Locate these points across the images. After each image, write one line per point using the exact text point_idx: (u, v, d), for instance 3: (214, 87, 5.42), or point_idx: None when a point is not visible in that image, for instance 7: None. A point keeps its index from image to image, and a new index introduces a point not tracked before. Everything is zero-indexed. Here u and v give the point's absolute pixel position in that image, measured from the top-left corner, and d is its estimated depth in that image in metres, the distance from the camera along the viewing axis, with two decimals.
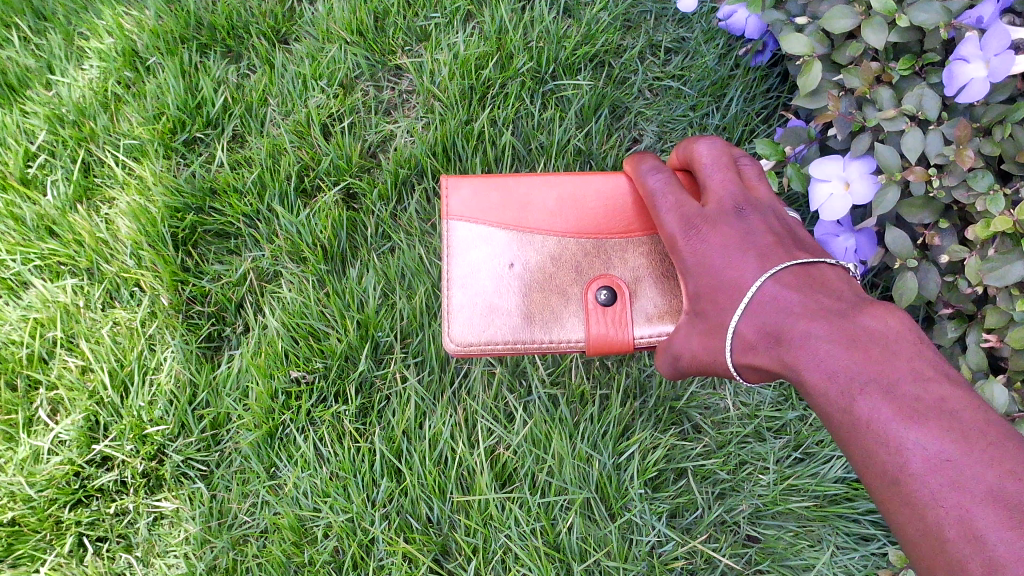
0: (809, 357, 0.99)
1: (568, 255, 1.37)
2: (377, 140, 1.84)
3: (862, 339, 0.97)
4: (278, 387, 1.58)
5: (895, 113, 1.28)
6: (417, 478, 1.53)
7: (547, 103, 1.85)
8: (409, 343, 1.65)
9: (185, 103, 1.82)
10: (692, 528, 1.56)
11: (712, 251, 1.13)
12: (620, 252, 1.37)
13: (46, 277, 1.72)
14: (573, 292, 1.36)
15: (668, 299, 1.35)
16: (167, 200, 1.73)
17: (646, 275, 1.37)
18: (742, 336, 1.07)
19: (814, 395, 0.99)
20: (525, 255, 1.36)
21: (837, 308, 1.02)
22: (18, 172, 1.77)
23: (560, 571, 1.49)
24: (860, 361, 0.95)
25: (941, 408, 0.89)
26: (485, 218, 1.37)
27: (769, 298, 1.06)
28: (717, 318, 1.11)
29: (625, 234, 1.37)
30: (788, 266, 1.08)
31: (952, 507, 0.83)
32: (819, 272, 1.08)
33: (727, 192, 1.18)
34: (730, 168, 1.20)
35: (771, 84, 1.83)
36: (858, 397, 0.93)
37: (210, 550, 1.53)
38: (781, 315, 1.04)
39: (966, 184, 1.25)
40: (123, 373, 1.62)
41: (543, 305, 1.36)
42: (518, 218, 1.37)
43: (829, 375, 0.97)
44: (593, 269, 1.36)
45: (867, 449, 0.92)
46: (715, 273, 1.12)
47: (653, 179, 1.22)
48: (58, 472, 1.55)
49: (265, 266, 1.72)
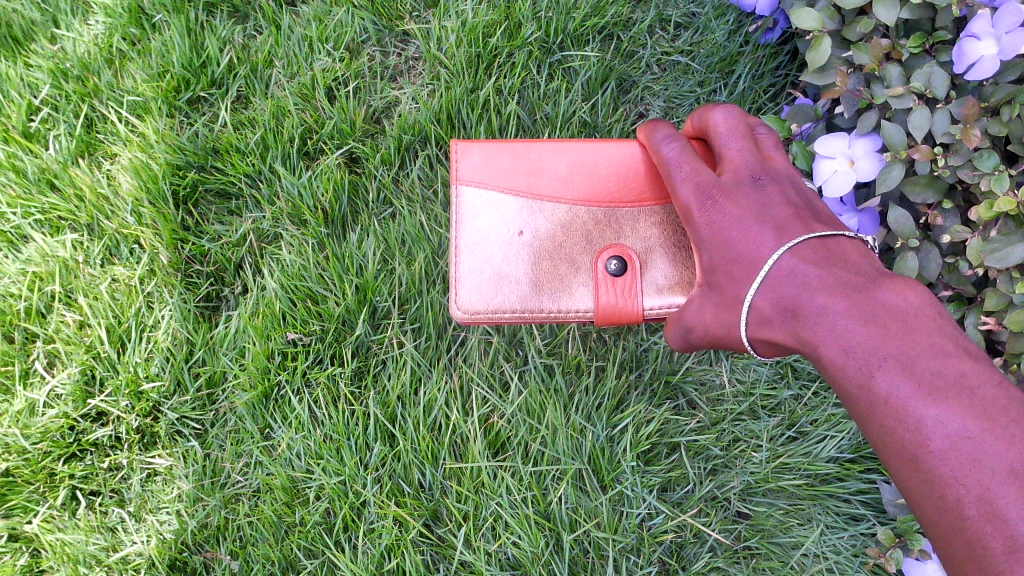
0: (826, 333, 0.98)
1: (578, 223, 1.36)
2: (381, 105, 1.83)
3: (881, 315, 0.95)
4: (275, 347, 1.58)
5: (903, 90, 1.27)
6: (410, 444, 1.52)
7: (554, 73, 1.84)
8: (407, 310, 1.64)
9: (190, 61, 1.81)
10: (683, 503, 1.55)
11: (727, 223, 1.11)
12: (631, 222, 1.36)
13: (46, 231, 1.73)
14: (583, 261, 1.35)
15: (679, 272, 1.35)
16: (170, 157, 1.73)
17: (657, 246, 1.36)
18: (758, 310, 1.06)
19: (831, 372, 0.98)
20: (535, 223, 1.36)
21: (855, 282, 1.00)
22: (21, 126, 1.78)
23: (550, 540, 1.48)
24: (879, 337, 0.94)
25: (961, 385, 0.88)
26: (495, 183, 1.36)
27: (786, 271, 1.04)
28: (732, 291, 1.09)
29: (637, 204, 1.36)
30: (805, 239, 1.06)
31: (973, 485, 0.84)
32: (836, 244, 1.06)
33: (743, 163, 1.16)
34: (746, 138, 1.18)
35: (780, 62, 1.81)
36: (878, 373, 0.92)
37: (202, 508, 1.53)
38: (798, 287, 1.02)
39: (971, 165, 1.24)
40: (121, 330, 1.63)
41: (551, 274, 1.35)
42: (530, 186, 1.36)
43: (847, 352, 0.95)
44: (604, 238, 1.36)
45: (886, 425, 0.91)
46: (730, 245, 1.10)
47: (667, 148, 1.20)
48: (53, 425, 1.55)
49: (266, 227, 1.72)
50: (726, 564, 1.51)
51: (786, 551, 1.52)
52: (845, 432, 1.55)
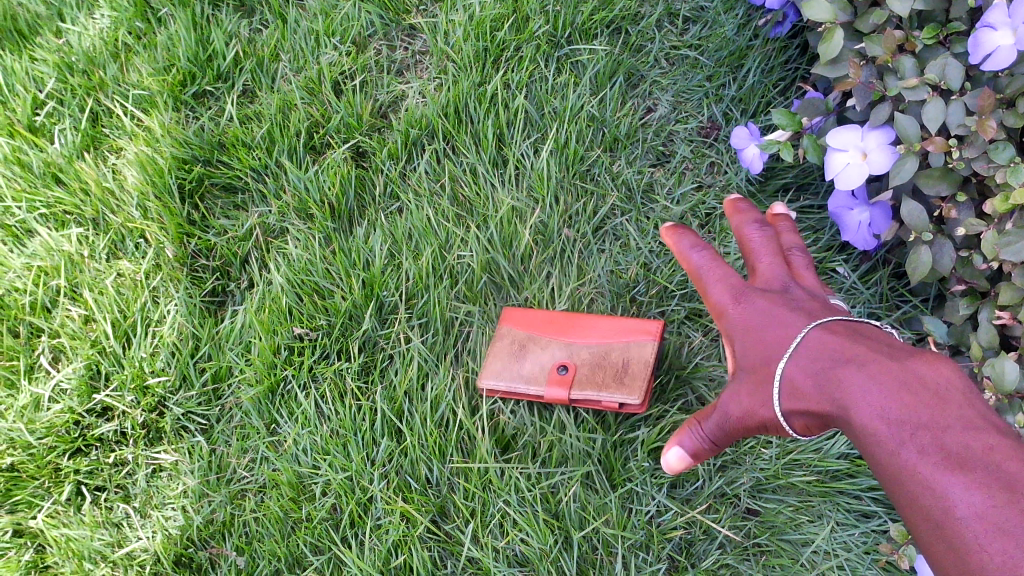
0: (856, 401, 0.92)
1: (546, 348, 1.53)
2: (388, 99, 1.82)
3: (915, 384, 0.90)
4: (281, 342, 1.58)
5: (917, 82, 1.26)
6: (418, 439, 1.51)
7: (561, 67, 1.84)
8: (414, 304, 1.63)
9: (197, 55, 1.82)
10: (692, 499, 1.51)
11: (761, 317, 1.04)
12: (591, 375, 1.48)
13: (51, 226, 1.72)
14: (539, 359, 1.52)
15: (618, 391, 1.45)
16: (176, 151, 1.73)
17: (603, 381, 1.47)
18: (790, 383, 0.97)
19: (861, 440, 0.91)
20: (515, 334, 1.56)
21: (887, 353, 0.95)
22: (26, 120, 1.78)
23: (559, 538, 1.45)
24: (911, 407, 0.88)
25: (988, 460, 0.83)
26: (509, 319, 1.58)
27: (816, 344, 0.98)
28: (763, 373, 1.00)
29: (599, 368, 1.49)
30: (836, 322, 1.01)
31: (1000, 558, 0.78)
32: (865, 330, 1.01)
33: (777, 274, 1.10)
34: (778, 252, 1.12)
35: (790, 56, 1.77)
36: (908, 441, 0.86)
37: (208, 504, 1.51)
38: (828, 363, 0.96)
39: (986, 157, 1.23)
40: (126, 324, 1.62)
41: (519, 367, 1.52)
42: (528, 325, 1.56)
43: (879, 418, 0.89)
44: (562, 362, 1.51)
45: (912, 495, 0.85)
46: (763, 338, 1.02)
47: (697, 255, 1.13)
48: (59, 419, 1.54)
49: (271, 222, 1.72)
50: (736, 561, 1.45)
51: (795, 549, 1.46)
52: None
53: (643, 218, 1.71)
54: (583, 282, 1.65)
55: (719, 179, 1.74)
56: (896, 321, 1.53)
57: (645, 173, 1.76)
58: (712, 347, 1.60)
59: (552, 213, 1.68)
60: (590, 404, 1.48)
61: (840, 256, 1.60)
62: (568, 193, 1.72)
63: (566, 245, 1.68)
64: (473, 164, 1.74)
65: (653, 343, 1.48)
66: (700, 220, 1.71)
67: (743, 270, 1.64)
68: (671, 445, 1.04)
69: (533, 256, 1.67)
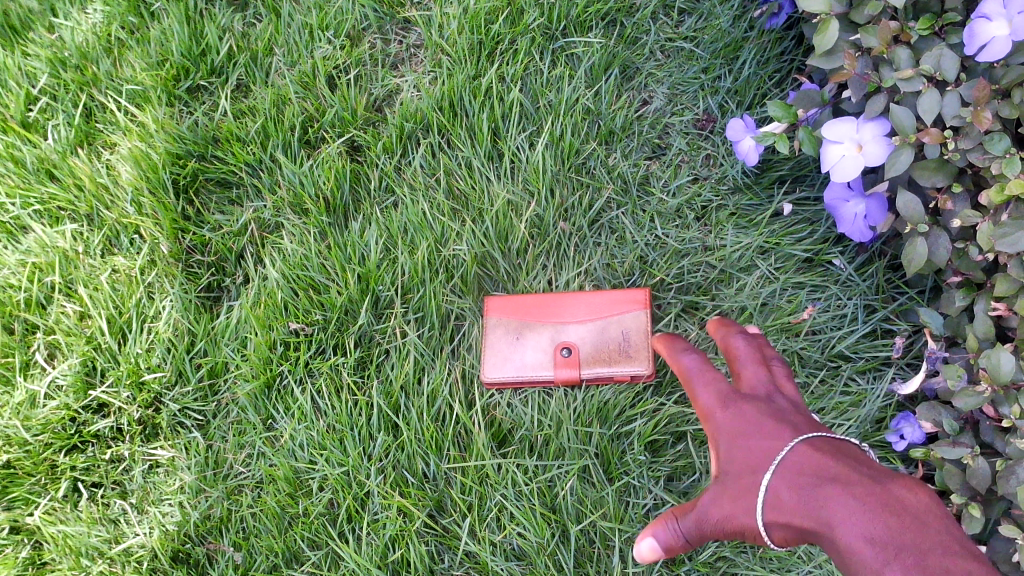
0: (840, 519, 0.86)
1: (544, 335, 1.57)
2: (383, 94, 1.82)
3: (897, 506, 0.85)
4: (277, 338, 1.58)
5: (913, 73, 1.25)
6: (415, 434, 1.51)
7: (557, 60, 1.83)
8: (410, 299, 1.62)
9: (190, 49, 1.82)
10: (689, 492, 1.50)
11: (750, 421, 1.00)
12: (596, 355, 1.55)
13: (45, 222, 1.72)
14: (543, 348, 1.56)
15: (630, 363, 1.53)
16: (170, 146, 1.73)
17: (610, 357, 1.54)
18: (773, 497, 0.92)
19: (845, 562, 0.85)
20: (509, 325, 1.58)
21: (872, 475, 0.90)
22: (19, 116, 1.78)
23: (556, 531, 1.45)
24: (895, 529, 0.83)
25: None
26: (496, 310, 1.60)
27: (801, 460, 0.93)
28: (747, 483, 0.95)
29: (602, 348, 1.55)
30: (821, 436, 0.97)
31: None
32: (849, 448, 0.96)
33: (762, 382, 1.07)
34: (766, 364, 1.10)
35: (786, 47, 1.75)
36: (891, 562, 0.81)
37: (205, 499, 1.51)
38: (813, 480, 0.91)
39: (982, 148, 1.23)
40: (121, 320, 1.61)
41: (522, 356, 1.56)
42: (517, 311, 1.59)
43: (864, 539, 0.83)
44: (563, 347, 1.55)
45: None
46: (748, 446, 0.98)
47: (687, 358, 1.14)
48: (54, 416, 1.54)
49: (267, 217, 1.71)
50: (733, 553, 1.44)
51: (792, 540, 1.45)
52: (854, 419, 1.49)
53: (639, 211, 1.71)
54: (579, 273, 1.66)
55: (714, 171, 1.74)
56: (891, 313, 1.54)
57: (641, 165, 1.75)
58: None
59: (547, 207, 1.68)
60: (602, 380, 1.55)
61: (835, 248, 1.60)
62: (564, 186, 1.72)
63: (562, 238, 1.68)
64: (468, 158, 1.74)
65: (644, 312, 1.56)
66: (696, 213, 1.71)
67: (739, 262, 1.64)
68: (643, 535, 0.99)
69: (528, 250, 1.67)
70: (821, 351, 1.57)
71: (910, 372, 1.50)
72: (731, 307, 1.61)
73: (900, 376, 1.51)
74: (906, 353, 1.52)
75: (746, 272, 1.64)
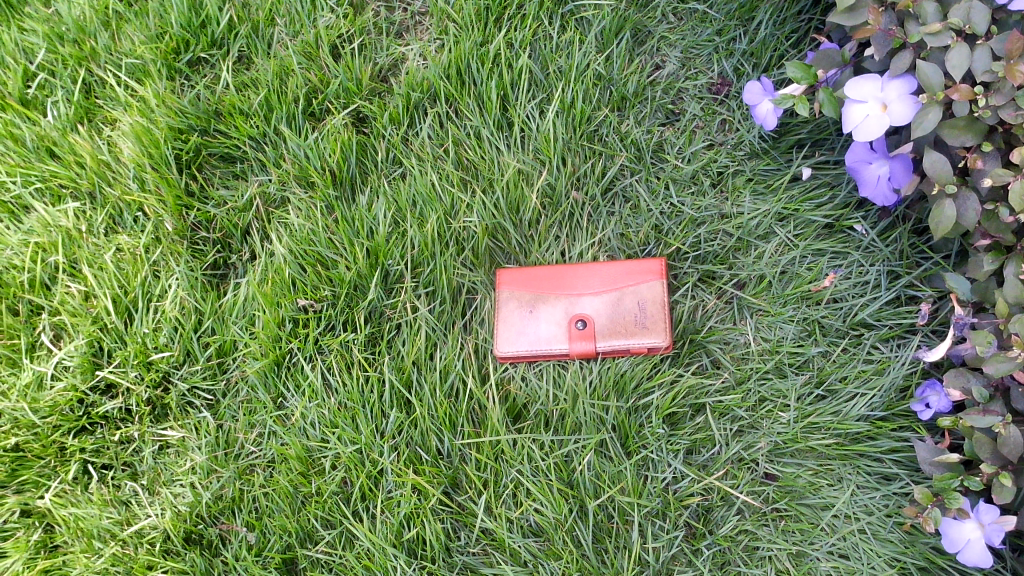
0: None
1: (559, 308, 1.54)
2: (388, 63, 1.78)
3: None
4: (286, 314, 1.54)
5: (941, 27, 1.20)
6: (427, 410, 1.47)
7: (566, 25, 1.78)
8: (420, 273, 1.59)
9: (189, 21, 1.78)
10: (709, 465, 1.46)
11: None
12: (613, 328, 1.51)
13: (47, 200, 1.69)
14: (557, 321, 1.53)
15: (647, 336, 1.49)
16: (171, 121, 1.70)
17: (627, 330, 1.50)
18: None
19: None
20: (520, 297, 1.55)
21: None
22: (17, 93, 1.75)
23: (573, 506, 1.41)
24: None
25: None
26: (509, 283, 1.56)
27: None
28: None
29: (619, 320, 1.51)
30: None
31: None
32: None
33: None
34: None
35: (802, 6, 1.69)
36: None
37: (217, 480, 1.48)
38: None
39: (1014, 104, 1.18)
40: (127, 300, 1.58)
41: (536, 330, 1.53)
42: (530, 285, 1.56)
43: None
44: (577, 320, 1.52)
45: None
46: None
47: None
48: (61, 398, 1.51)
49: (272, 191, 1.68)
50: (754, 526, 1.41)
51: (815, 513, 1.41)
52: (877, 389, 1.45)
53: (653, 178, 1.67)
54: (593, 244, 1.62)
55: (730, 136, 1.69)
56: (915, 278, 1.50)
57: (654, 132, 1.70)
58: (726, 310, 1.57)
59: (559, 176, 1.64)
60: (618, 353, 1.51)
61: (857, 213, 1.56)
62: (575, 154, 1.67)
63: (574, 208, 1.65)
64: (477, 128, 1.69)
65: (660, 283, 1.51)
66: (712, 179, 1.66)
67: (756, 230, 1.60)
68: None
69: (540, 221, 1.64)
70: (843, 319, 1.52)
71: (936, 339, 1.45)
72: (749, 275, 1.58)
73: (926, 343, 1.46)
74: (932, 319, 1.47)
75: (764, 240, 1.60)
